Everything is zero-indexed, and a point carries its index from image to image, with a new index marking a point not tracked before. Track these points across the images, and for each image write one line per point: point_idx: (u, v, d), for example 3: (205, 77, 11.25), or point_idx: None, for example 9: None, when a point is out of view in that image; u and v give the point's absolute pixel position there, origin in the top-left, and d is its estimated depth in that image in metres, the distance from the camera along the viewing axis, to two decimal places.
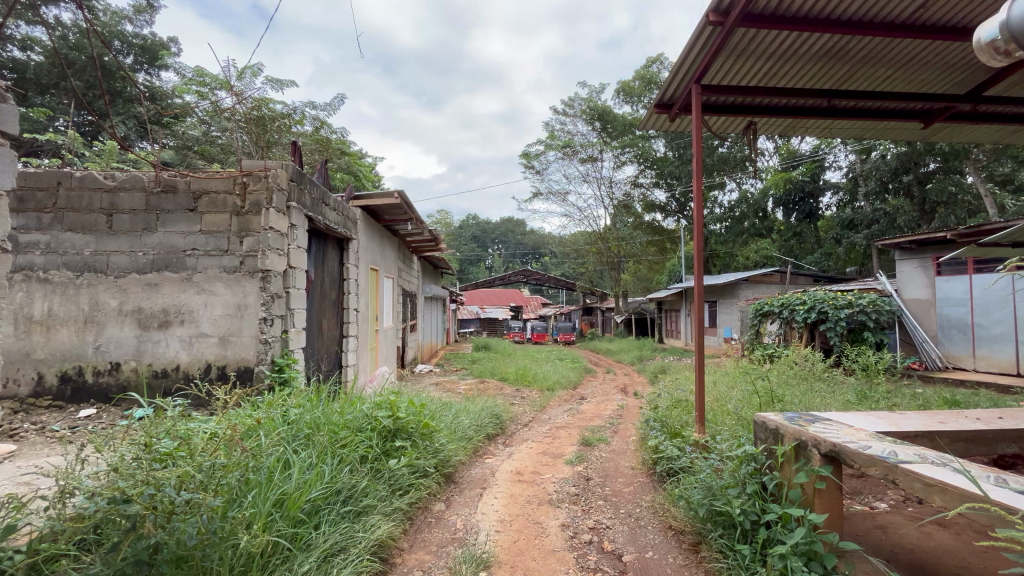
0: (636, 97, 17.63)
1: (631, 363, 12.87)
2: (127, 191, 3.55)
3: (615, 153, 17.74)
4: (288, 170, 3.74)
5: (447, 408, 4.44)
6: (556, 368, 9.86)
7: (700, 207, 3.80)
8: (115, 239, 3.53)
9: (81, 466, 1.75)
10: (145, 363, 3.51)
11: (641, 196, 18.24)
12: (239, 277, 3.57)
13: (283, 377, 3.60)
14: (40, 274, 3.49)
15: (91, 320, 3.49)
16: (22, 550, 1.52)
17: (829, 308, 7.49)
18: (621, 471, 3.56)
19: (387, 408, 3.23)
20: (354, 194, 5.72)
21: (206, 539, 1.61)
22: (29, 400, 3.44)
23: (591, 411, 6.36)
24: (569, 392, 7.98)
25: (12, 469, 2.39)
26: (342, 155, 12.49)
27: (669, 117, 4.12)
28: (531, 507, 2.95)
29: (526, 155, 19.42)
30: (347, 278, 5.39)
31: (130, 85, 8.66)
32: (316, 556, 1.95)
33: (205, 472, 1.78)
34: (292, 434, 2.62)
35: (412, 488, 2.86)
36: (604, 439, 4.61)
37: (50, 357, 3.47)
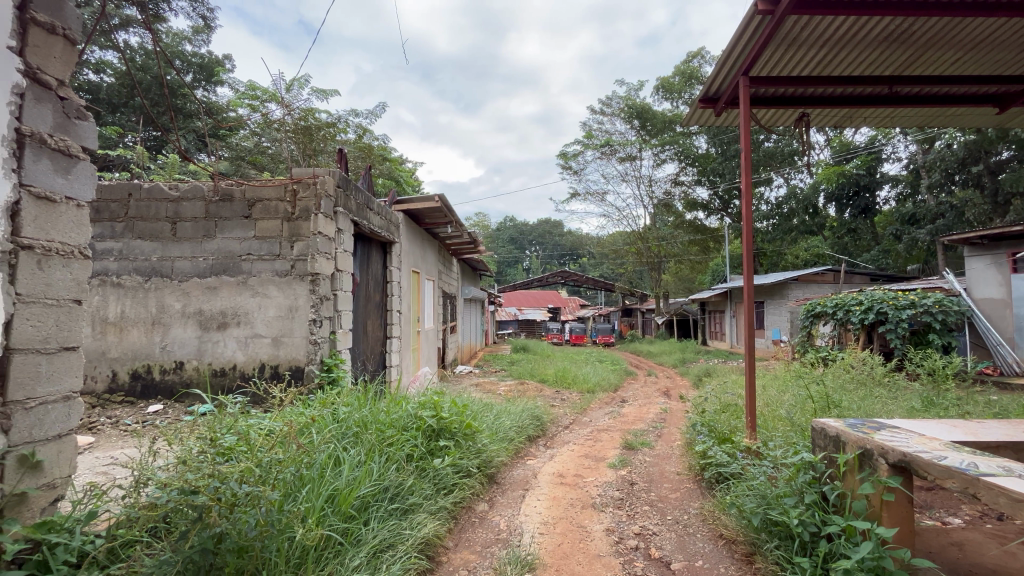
0: (675, 93, 17.22)
1: (673, 366, 12.55)
2: (189, 201, 3.78)
3: (655, 151, 17.40)
4: (335, 177, 3.88)
5: (489, 409, 4.48)
6: (596, 370, 9.74)
7: (749, 205, 3.66)
8: (179, 245, 3.77)
9: (153, 458, 1.89)
10: (206, 362, 3.72)
11: (683, 194, 17.77)
12: (290, 281, 3.73)
13: (331, 377, 3.73)
14: (114, 279, 3.76)
15: (158, 321, 3.74)
16: (102, 536, 1.65)
17: (889, 309, 7.02)
18: (667, 476, 3.47)
19: (431, 408, 3.28)
20: (396, 199, 5.87)
21: (265, 531, 1.67)
22: (104, 395, 3.72)
23: (633, 414, 6.25)
24: (610, 395, 7.87)
25: (92, 459, 2.59)
26: (384, 161, 12.85)
27: (714, 112, 3.98)
28: (574, 510, 2.92)
29: (564, 155, 19.32)
30: (390, 281, 5.52)
31: (191, 102, 9.23)
32: (367, 551, 1.99)
33: (263, 466, 1.87)
34: (342, 432, 2.71)
35: (457, 487, 2.89)
36: (648, 443, 4.50)
37: (123, 356, 3.74)
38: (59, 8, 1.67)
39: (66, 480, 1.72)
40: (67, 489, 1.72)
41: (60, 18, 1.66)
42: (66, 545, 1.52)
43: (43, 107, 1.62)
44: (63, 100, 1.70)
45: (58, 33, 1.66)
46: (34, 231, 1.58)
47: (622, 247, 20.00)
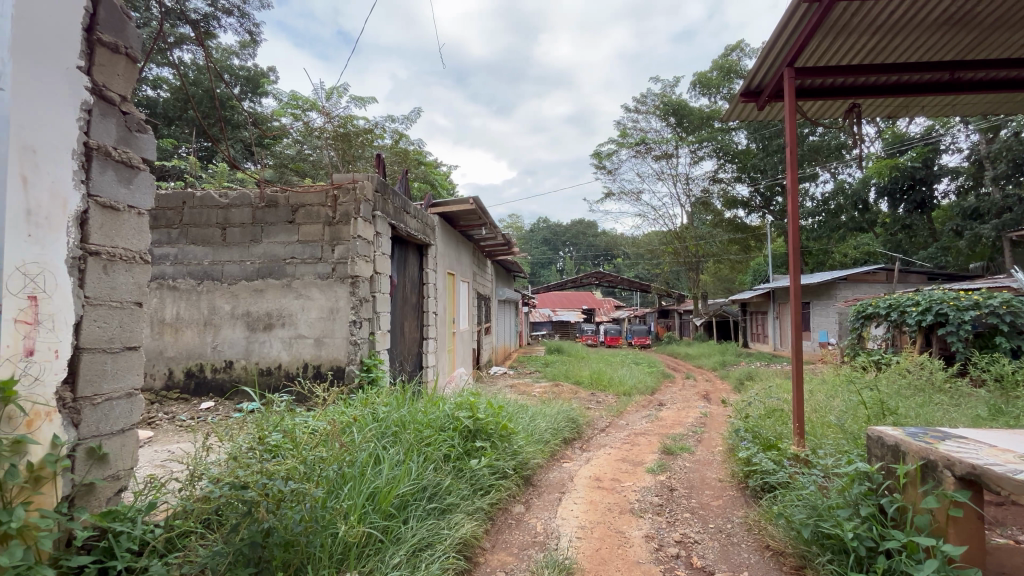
0: (713, 89, 16.76)
1: (713, 369, 12.19)
2: (237, 208, 3.95)
3: (692, 148, 16.98)
4: (374, 181, 3.97)
5: (524, 411, 4.46)
6: (633, 372, 9.55)
7: (795, 203, 3.51)
8: (228, 250, 3.95)
9: (206, 453, 1.99)
10: (253, 361, 3.89)
11: (722, 192, 17.24)
12: (331, 283, 3.85)
13: (370, 377, 3.82)
14: (170, 281, 3.97)
15: (210, 322, 3.93)
16: (161, 526, 1.74)
17: (949, 310, 6.55)
18: (708, 482, 3.36)
19: (467, 409, 3.31)
20: (432, 202, 5.95)
21: (310, 527, 1.72)
22: (162, 392, 3.93)
23: (671, 418, 6.10)
24: (647, 398, 7.70)
25: (152, 452, 2.75)
26: (419, 165, 13.09)
27: (757, 106, 3.83)
28: (612, 515, 2.87)
29: (597, 155, 19.12)
30: (426, 283, 5.60)
31: (239, 113, 9.70)
32: (406, 549, 2.02)
33: (308, 464, 1.94)
34: (382, 431, 2.76)
35: (494, 488, 2.89)
36: (687, 448, 4.37)
37: (179, 355, 3.94)
38: (122, 29, 1.78)
39: (128, 472, 1.82)
40: (129, 481, 1.82)
41: (123, 38, 1.77)
42: (128, 534, 1.61)
43: (108, 121, 1.72)
44: (126, 114, 1.82)
45: (121, 52, 1.77)
46: (100, 238, 1.68)
47: (658, 247, 19.60)
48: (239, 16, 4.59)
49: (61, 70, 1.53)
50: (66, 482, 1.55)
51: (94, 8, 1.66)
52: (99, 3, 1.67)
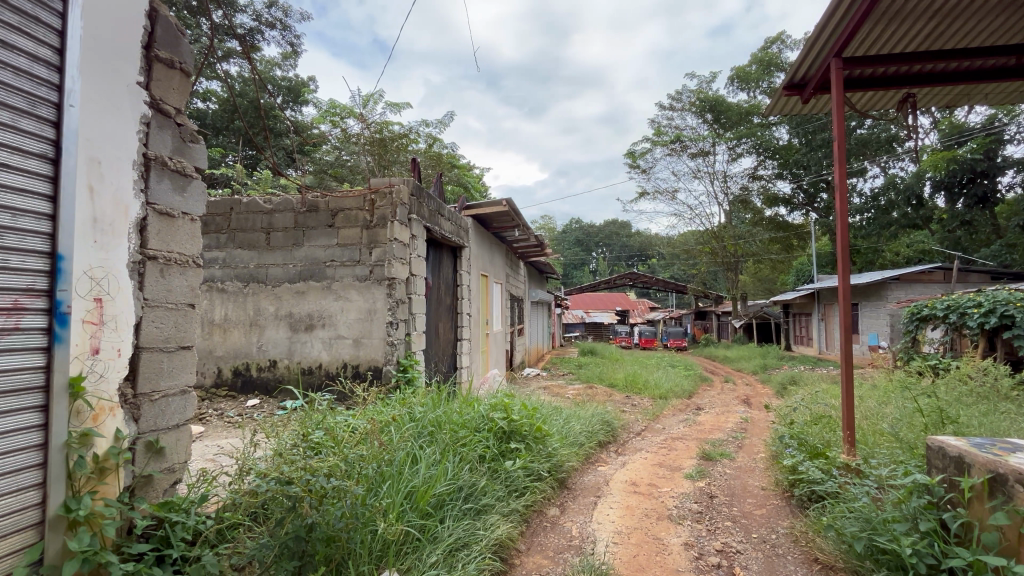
0: (752, 83, 16.24)
1: (753, 373, 11.77)
2: (280, 213, 4.10)
3: (730, 145, 16.49)
4: (409, 185, 4.05)
5: (558, 413, 4.43)
6: (669, 375, 9.34)
7: (843, 200, 3.34)
8: (272, 253, 4.11)
9: (254, 448, 2.08)
10: (295, 361, 4.03)
11: (762, 189, 16.67)
12: (369, 285, 3.95)
13: (406, 377, 3.89)
14: (219, 284, 4.16)
15: (255, 323, 4.10)
16: (212, 518, 1.82)
17: (1016, 311, 6.08)
18: (750, 491, 3.25)
19: (502, 410, 3.32)
20: (465, 204, 6.01)
21: (351, 523, 1.75)
22: (212, 389, 4.13)
23: (709, 423, 5.92)
24: (684, 401, 7.51)
25: (203, 447, 2.89)
26: (452, 168, 13.26)
27: (801, 99, 3.67)
28: (649, 521, 2.81)
29: (631, 154, 18.85)
30: (460, 284, 5.66)
31: (282, 122, 10.11)
32: (443, 549, 2.04)
33: (349, 462, 2.00)
34: (419, 431, 2.80)
35: (528, 491, 2.89)
36: (727, 454, 4.23)
37: (227, 355, 4.13)
38: (176, 46, 1.87)
39: (183, 465, 1.92)
40: (183, 474, 1.91)
41: (177, 53, 1.87)
42: (183, 523, 1.70)
43: (164, 132, 1.82)
44: (180, 126, 1.92)
45: (176, 67, 1.87)
46: (157, 243, 1.78)
47: (694, 247, 19.11)
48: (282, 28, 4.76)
49: (124, 86, 1.64)
50: (127, 473, 1.65)
51: (152, 27, 1.76)
52: (155, 21, 1.77)
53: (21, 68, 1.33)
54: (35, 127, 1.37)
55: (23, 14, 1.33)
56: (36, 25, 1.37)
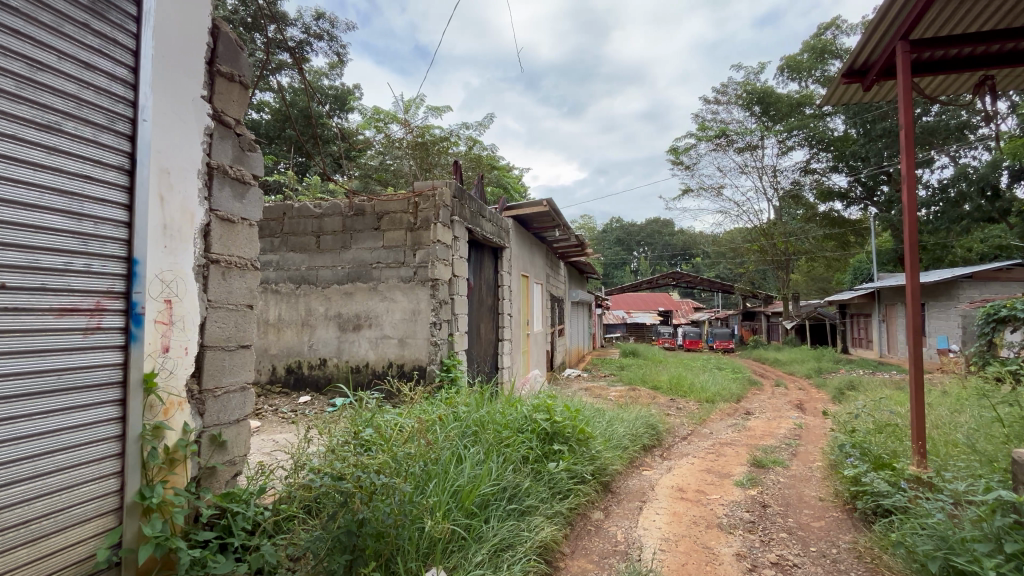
0: (804, 72, 15.46)
1: (806, 376, 11.18)
2: (329, 217, 4.25)
3: (780, 137, 15.76)
4: (452, 187, 4.11)
5: (601, 415, 4.36)
6: (716, 378, 9.02)
7: (911, 192, 3.12)
8: (322, 256, 4.26)
9: (308, 444, 2.17)
10: (344, 359, 4.18)
11: (815, 184, 15.83)
12: (413, 286, 4.03)
13: (450, 377, 3.94)
14: (273, 286, 4.36)
15: (307, 323, 4.27)
16: (270, 509, 1.90)
17: None
18: (807, 501, 3.08)
19: (544, 411, 3.30)
20: (506, 205, 6.04)
21: (400, 520, 1.79)
22: (267, 385, 4.34)
23: (761, 429, 5.66)
24: (733, 406, 7.23)
25: (260, 441, 3.03)
26: (492, 169, 13.35)
27: (862, 87, 3.45)
28: (698, 529, 2.72)
29: (674, 150, 18.36)
30: (502, 285, 5.69)
31: (329, 129, 10.50)
32: (488, 549, 2.05)
33: (399, 460, 2.04)
34: (463, 430, 2.83)
35: (572, 493, 2.86)
36: (781, 462, 4.03)
37: (280, 353, 4.32)
38: (236, 60, 1.98)
39: (243, 458, 2.01)
40: (243, 466, 2.01)
41: (237, 67, 1.97)
42: (243, 514, 1.79)
43: (226, 142, 1.92)
44: (239, 136, 2.02)
45: (235, 80, 1.97)
46: (219, 247, 1.88)
47: (742, 245, 18.37)
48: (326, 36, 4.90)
49: (190, 100, 1.74)
50: (194, 465, 1.75)
51: (215, 44, 1.87)
52: (217, 37, 1.87)
53: (101, 87, 1.45)
54: (112, 141, 1.47)
55: (103, 36, 1.45)
56: (113, 46, 1.48)
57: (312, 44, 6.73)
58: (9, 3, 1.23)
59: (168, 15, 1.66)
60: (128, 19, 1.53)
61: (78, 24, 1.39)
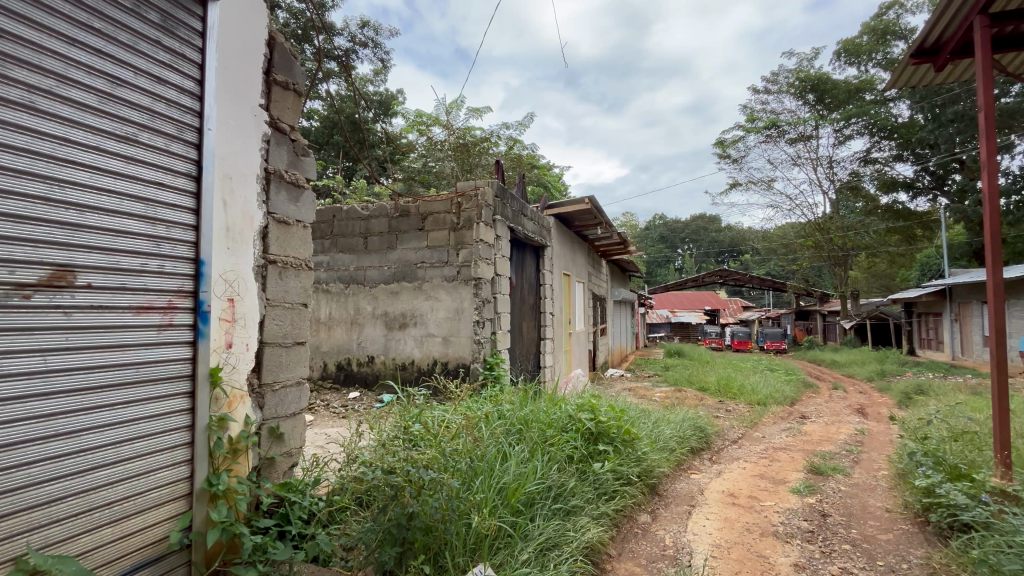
0: (863, 56, 14.54)
1: (868, 379, 10.52)
2: (376, 218, 4.37)
3: (837, 126, 14.89)
4: (494, 187, 4.14)
5: (647, 416, 4.26)
6: (768, 380, 8.63)
7: (992, 181, 2.85)
8: (369, 256, 4.39)
9: (359, 439, 2.25)
10: (390, 357, 4.29)
11: (877, 174, 14.90)
12: (457, 285, 4.09)
13: (493, 375, 3.97)
14: (324, 286, 4.54)
15: (355, 322, 4.42)
16: (323, 501, 1.98)
17: None
18: (872, 512, 2.89)
19: (589, 411, 3.26)
20: (547, 204, 6.02)
21: (447, 515, 1.81)
22: (319, 380, 4.52)
23: (818, 433, 5.36)
24: (786, 409, 6.89)
25: (314, 434, 3.16)
26: (532, 168, 13.35)
27: (934, 67, 3.19)
28: (752, 537, 2.61)
29: (721, 143, 17.71)
30: (543, 284, 5.67)
31: (374, 134, 10.82)
32: (534, 547, 2.05)
33: (446, 456, 2.08)
34: (508, 428, 2.85)
35: (618, 494, 2.81)
36: (841, 469, 3.80)
37: (331, 350, 4.50)
38: (290, 68, 2.07)
39: (299, 450, 2.10)
40: (300, 458, 2.10)
41: (291, 75, 2.06)
42: (300, 504, 1.87)
43: (282, 148, 2.01)
44: (294, 141, 2.11)
45: (290, 88, 2.06)
46: (276, 248, 1.97)
47: (794, 241, 17.43)
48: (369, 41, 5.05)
49: (249, 108, 1.83)
50: (255, 455, 1.84)
51: (271, 55, 1.96)
52: (273, 48, 1.97)
53: (172, 99, 1.55)
54: (182, 150, 1.58)
55: (173, 51, 1.55)
56: (182, 61, 1.58)
57: (358, 52, 6.96)
58: (92, 25, 1.33)
59: (230, 29, 1.76)
60: (194, 35, 1.62)
61: (152, 41, 1.49)
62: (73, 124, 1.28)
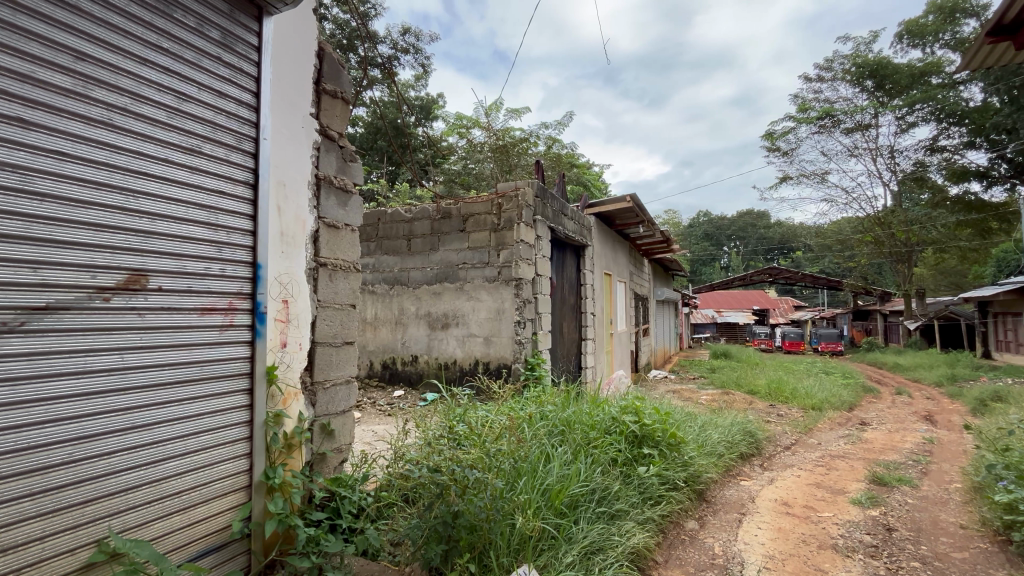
0: (928, 37, 13.54)
1: (936, 384, 9.77)
2: (419, 221, 4.46)
3: (899, 113, 13.95)
4: (534, 187, 4.15)
5: (693, 420, 4.13)
6: (823, 383, 8.18)
7: None
8: (413, 258, 4.49)
9: (405, 437, 2.29)
10: (434, 356, 4.37)
11: (944, 163, 13.42)
12: (498, 285, 4.11)
13: (535, 375, 3.97)
14: (370, 287, 4.68)
15: (399, 322, 4.53)
16: (372, 496, 2.03)
17: None
18: (944, 528, 2.69)
19: (632, 413, 3.18)
20: (588, 203, 5.96)
21: (492, 516, 1.82)
22: (365, 378, 4.66)
23: (880, 441, 5.04)
24: (845, 415, 6.51)
25: (362, 431, 3.26)
26: (572, 167, 13.25)
27: (1016, 46, 2.91)
28: (809, 549, 2.47)
29: (769, 136, 16.96)
30: (584, 284, 5.61)
31: (416, 138, 11.06)
32: (578, 551, 2.03)
33: (489, 456, 2.09)
34: (550, 430, 2.84)
35: (664, 500, 2.74)
36: (908, 481, 3.54)
37: (377, 350, 4.63)
38: (338, 77, 2.14)
39: (348, 447, 2.17)
40: (349, 453, 2.17)
41: (339, 84, 2.13)
42: (349, 499, 1.93)
43: (331, 154, 2.08)
44: (342, 148, 2.18)
45: (338, 96, 2.13)
46: (326, 252, 2.04)
47: (851, 237, 16.94)
48: (405, 45, 5.19)
49: (301, 118, 1.91)
50: (308, 450, 1.92)
51: (320, 65, 2.04)
52: (323, 59, 2.05)
53: (231, 112, 1.64)
54: (241, 159, 1.66)
55: (232, 67, 1.64)
56: (240, 75, 1.67)
57: (399, 58, 7.15)
58: (161, 45, 1.43)
59: (283, 42, 1.85)
60: (251, 50, 1.71)
61: (214, 58, 1.58)
62: (144, 138, 1.38)
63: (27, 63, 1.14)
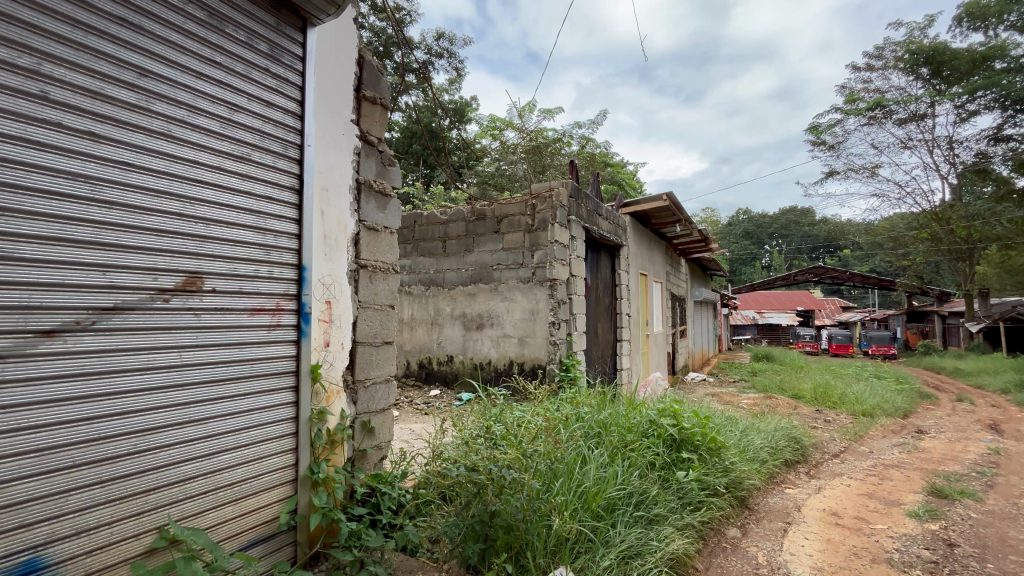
0: (991, 19, 12.66)
1: (1003, 391, 9.10)
2: (454, 222, 4.51)
3: (958, 101, 13.08)
4: (568, 187, 4.13)
5: (733, 424, 4.01)
6: (875, 388, 7.77)
7: None
8: (449, 259, 4.55)
9: (443, 436, 2.33)
10: (468, 356, 4.42)
11: (1009, 153, 12.54)
12: (532, 286, 4.12)
13: (570, 376, 3.95)
14: (407, 288, 4.76)
15: (435, 322, 4.59)
16: (410, 494, 2.07)
17: None
18: (1014, 546, 2.51)
19: (671, 416, 3.11)
20: (622, 202, 5.88)
21: (528, 516, 1.83)
22: (402, 377, 4.75)
23: (939, 450, 4.74)
24: (899, 422, 6.16)
25: (399, 429, 3.34)
26: (606, 167, 13.10)
27: None
28: (860, 562, 2.35)
29: (814, 129, 16.23)
30: (620, 284, 5.54)
31: (450, 141, 11.20)
32: (616, 555, 2.00)
33: (525, 457, 2.10)
34: (586, 431, 2.83)
35: (704, 506, 2.67)
36: (971, 493, 3.32)
37: (413, 349, 4.72)
38: (377, 83, 2.19)
39: (387, 444, 2.22)
40: (388, 450, 2.22)
41: (378, 90, 2.19)
42: (389, 494, 1.98)
43: (371, 159, 2.14)
44: (381, 152, 2.23)
45: (377, 102, 2.19)
46: (367, 254, 2.10)
47: (905, 234, 16.05)
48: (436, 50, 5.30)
49: (342, 124, 1.98)
50: (349, 446, 1.98)
51: (360, 72, 2.10)
52: (362, 66, 2.11)
53: (278, 120, 1.71)
54: (287, 165, 1.73)
55: (279, 77, 1.72)
56: (286, 85, 1.75)
57: (434, 63, 7.27)
58: (215, 59, 1.51)
59: (325, 50, 1.91)
60: (296, 60, 1.78)
61: (262, 70, 1.65)
62: (200, 148, 1.46)
63: (97, 81, 1.23)
